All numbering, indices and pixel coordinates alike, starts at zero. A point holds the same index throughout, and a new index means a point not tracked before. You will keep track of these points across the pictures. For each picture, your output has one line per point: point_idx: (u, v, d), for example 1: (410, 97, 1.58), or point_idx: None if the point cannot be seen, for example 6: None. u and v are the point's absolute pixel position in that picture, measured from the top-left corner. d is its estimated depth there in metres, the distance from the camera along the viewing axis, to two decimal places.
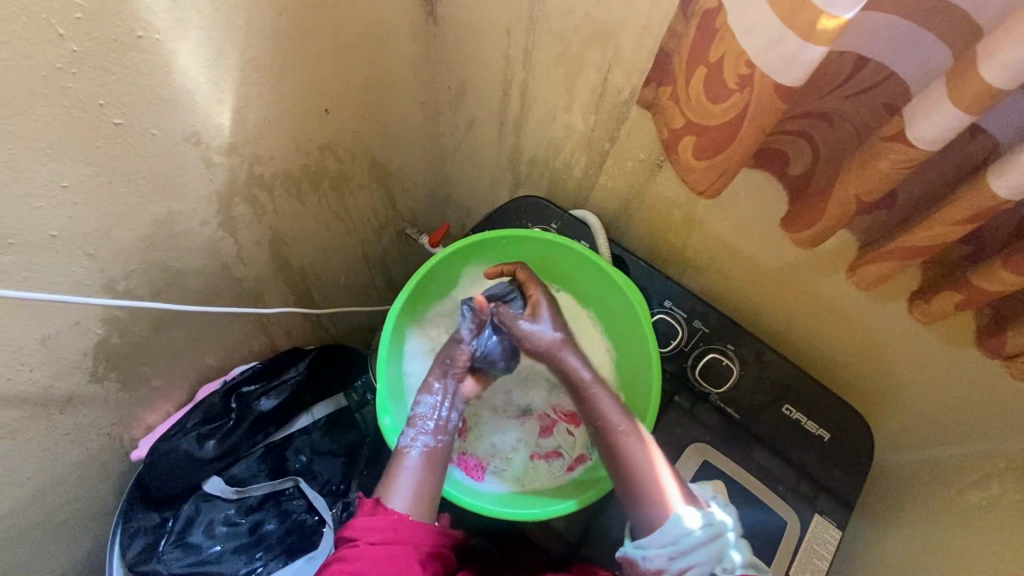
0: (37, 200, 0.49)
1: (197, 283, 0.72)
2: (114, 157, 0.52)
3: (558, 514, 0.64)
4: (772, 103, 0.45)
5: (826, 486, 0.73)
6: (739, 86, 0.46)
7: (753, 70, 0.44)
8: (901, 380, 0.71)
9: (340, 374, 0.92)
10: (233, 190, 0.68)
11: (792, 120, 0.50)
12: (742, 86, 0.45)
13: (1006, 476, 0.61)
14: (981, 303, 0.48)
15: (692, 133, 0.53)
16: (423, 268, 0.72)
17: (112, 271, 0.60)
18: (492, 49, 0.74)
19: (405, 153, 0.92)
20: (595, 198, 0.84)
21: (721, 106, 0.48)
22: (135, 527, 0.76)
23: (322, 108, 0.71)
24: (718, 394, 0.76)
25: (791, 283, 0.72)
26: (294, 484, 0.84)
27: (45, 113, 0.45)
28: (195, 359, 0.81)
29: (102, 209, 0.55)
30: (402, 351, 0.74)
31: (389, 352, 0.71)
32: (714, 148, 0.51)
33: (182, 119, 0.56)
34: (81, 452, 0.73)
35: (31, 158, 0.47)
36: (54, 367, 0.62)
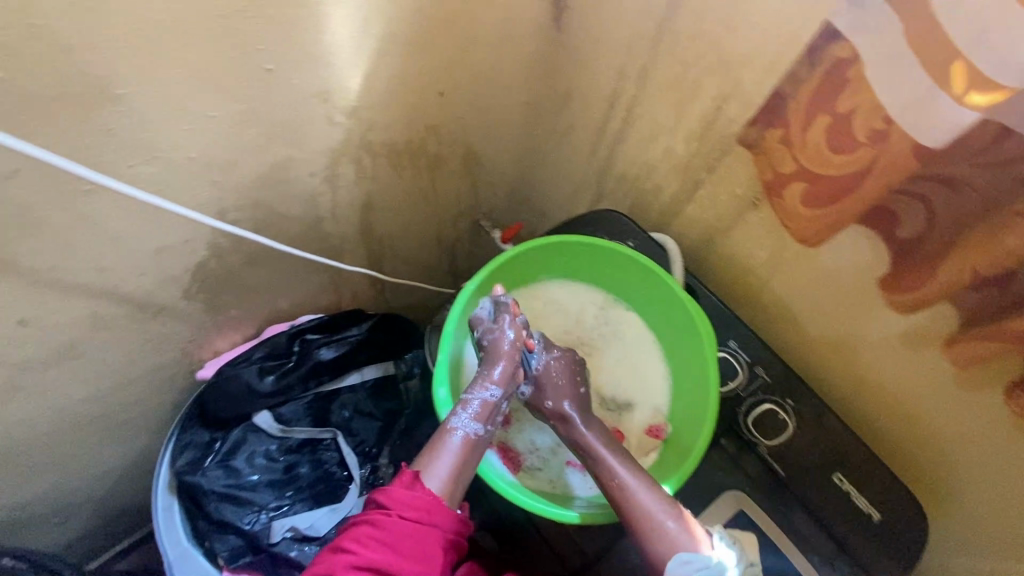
0: (187, 124, 0.54)
1: (292, 228, 0.77)
2: (257, 99, 0.57)
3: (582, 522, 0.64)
4: (905, 157, 0.53)
5: (866, 568, 0.69)
6: (870, 139, 0.54)
7: (890, 127, 0.52)
8: (978, 479, 0.66)
9: (393, 344, 0.95)
10: (344, 149, 0.72)
11: (916, 180, 0.53)
12: (873, 139, 0.54)
13: None
14: None
15: (805, 180, 0.61)
16: (500, 257, 0.75)
17: (226, 201, 0.65)
18: (609, 62, 0.76)
19: (501, 147, 0.95)
20: (676, 226, 0.84)
21: (845, 156, 0.57)
22: (189, 439, 0.82)
23: (438, 90, 0.75)
24: (767, 447, 0.73)
25: (871, 349, 0.68)
26: (333, 437, 0.88)
27: (214, 49, 0.50)
28: (271, 299, 0.86)
29: (234, 144, 0.60)
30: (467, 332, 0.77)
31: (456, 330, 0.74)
32: (827, 196, 0.61)
33: (320, 75, 0.60)
34: (157, 360, 0.79)
35: (192, 85, 0.52)
36: (158, 278, 0.68)
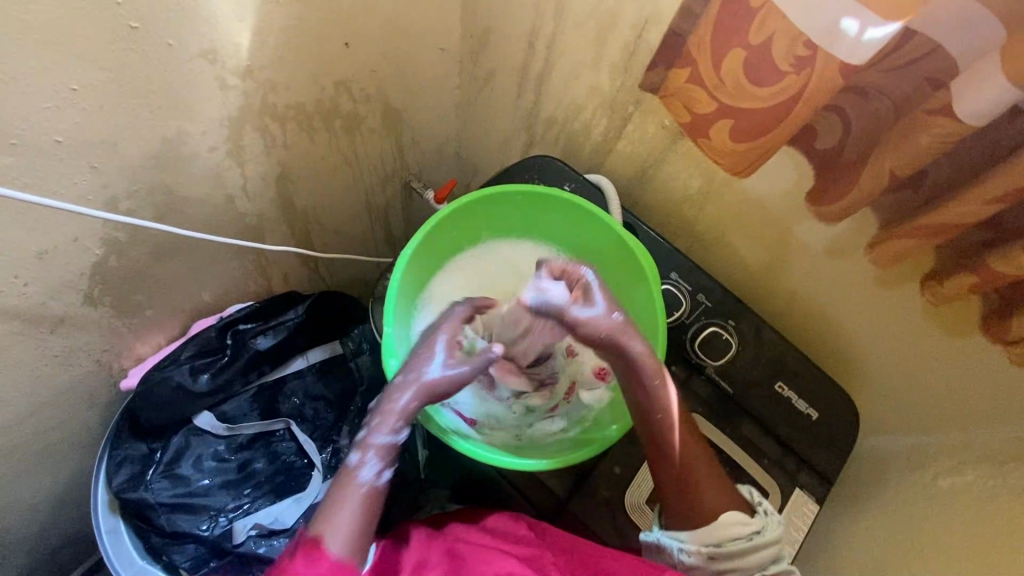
0: (24, 120, 0.46)
1: (199, 212, 0.69)
2: (130, 64, 0.50)
3: (557, 465, 0.66)
4: (830, 83, 0.43)
5: (810, 463, 0.76)
6: (794, 67, 0.44)
7: (813, 52, 0.42)
8: (906, 363, 0.71)
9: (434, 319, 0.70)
10: (245, 116, 0.65)
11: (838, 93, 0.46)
12: (798, 67, 0.44)
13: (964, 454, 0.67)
14: None
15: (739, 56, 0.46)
16: (392, 280, 0.67)
17: (115, 188, 0.58)
18: (521, 4, 0.73)
19: (421, 103, 0.90)
20: (609, 165, 0.84)
21: (768, 88, 0.46)
22: (122, 456, 0.75)
23: (341, 41, 0.68)
24: (714, 367, 0.78)
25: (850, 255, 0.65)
26: (285, 426, 0.84)
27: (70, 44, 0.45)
28: (192, 293, 0.79)
29: (98, 125, 0.51)
30: (411, 296, 0.74)
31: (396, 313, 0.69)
32: (750, 132, 0.50)
33: (200, 33, 0.53)
34: (69, 377, 0.72)
35: (31, 74, 0.44)
36: (49, 284, 0.60)
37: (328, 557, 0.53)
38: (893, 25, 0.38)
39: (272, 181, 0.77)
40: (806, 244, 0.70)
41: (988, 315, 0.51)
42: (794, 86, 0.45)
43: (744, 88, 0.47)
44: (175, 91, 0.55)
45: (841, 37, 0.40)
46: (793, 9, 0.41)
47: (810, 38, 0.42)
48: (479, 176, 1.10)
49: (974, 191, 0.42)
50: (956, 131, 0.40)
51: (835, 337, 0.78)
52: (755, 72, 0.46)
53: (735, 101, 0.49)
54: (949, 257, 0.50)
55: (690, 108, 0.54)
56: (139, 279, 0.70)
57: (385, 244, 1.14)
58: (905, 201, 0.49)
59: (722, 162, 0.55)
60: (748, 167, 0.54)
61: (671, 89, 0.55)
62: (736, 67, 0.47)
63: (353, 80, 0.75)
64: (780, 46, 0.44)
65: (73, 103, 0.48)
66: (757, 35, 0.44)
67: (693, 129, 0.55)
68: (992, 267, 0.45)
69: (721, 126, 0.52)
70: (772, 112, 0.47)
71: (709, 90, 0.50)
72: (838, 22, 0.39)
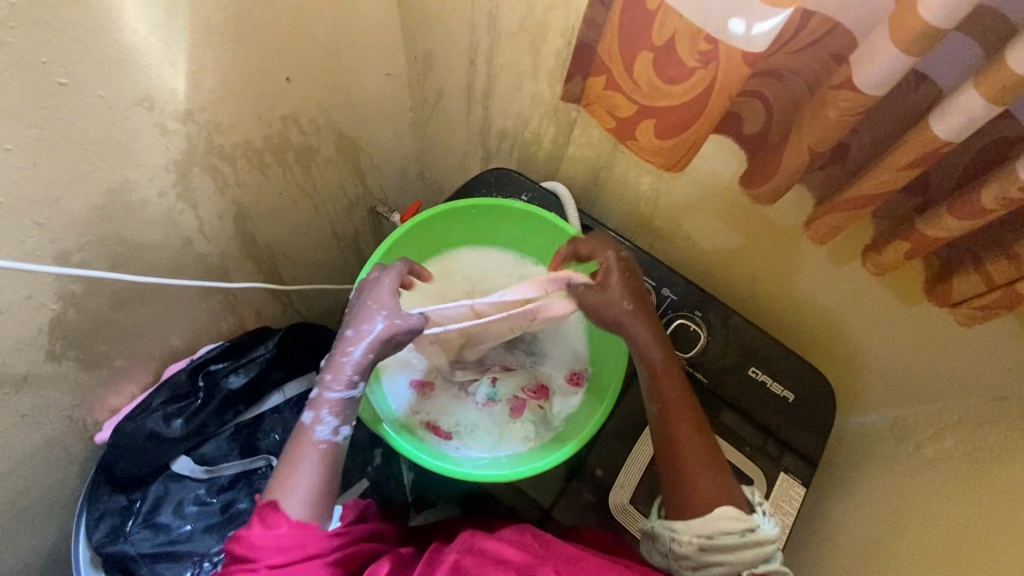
0: None
1: (157, 257, 0.70)
2: (60, 119, 0.50)
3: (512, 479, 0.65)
4: (738, 72, 0.42)
5: (791, 445, 0.76)
6: (701, 62, 0.43)
7: (715, 44, 0.41)
8: (874, 333, 0.71)
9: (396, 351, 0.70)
10: (191, 158, 0.65)
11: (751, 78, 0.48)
12: (704, 62, 0.43)
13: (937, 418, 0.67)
14: (993, 283, 0.45)
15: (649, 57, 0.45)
16: (348, 316, 0.68)
17: (64, 242, 0.58)
18: (456, 23, 0.75)
19: (375, 128, 0.91)
20: (564, 170, 0.85)
21: (681, 84, 0.45)
22: (101, 510, 0.75)
23: (282, 76, 0.69)
24: (686, 359, 0.78)
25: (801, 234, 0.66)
26: (267, 463, 0.82)
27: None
28: (161, 338, 0.79)
29: (35, 180, 0.52)
30: None
31: None
32: (673, 130, 0.49)
33: (131, 81, 0.54)
34: (40, 435, 0.71)
35: None
36: (5, 344, 0.59)
37: (285, 522, 0.55)
38: (780, 15, 0.37)
39: (229, 221, 0.77)
40: (759, 228, 0.71)
41: (930, 280, 0.53)
42: (704, 82, 0.43)
43: (657, 88, 0.47)
44: (115, 141, 0.56)
45: (736, 28, 0.39)
46: (686, 6, 0.41)
47: (709, 31, 0.41)
48: (445, 194, 1.11)
49: (889, 160, 0.42)
50: (862, 104, 0.40)
51: (804, 316, 0.78)
52: (666, 71, 0.45)
53: (654, 100, 0.48)
54: (884, 226, 0.51)
55: (613, 113, 0.53)
56: (102, 329, 0.70)
57: (358, 270, 1.14)
58: (838, 175, 0.50)
59: (654, 161, 0.53)
60: (678, 164, 0.52)
61: (592, 96, 0.55)
62: (646, 67, 0.46)
63: (301, 112, 0.76)
64: (684, 42, 0.43)
65: (9, 163, 0.49)
66: (659, 34, 0.43)
67: (620, 133, 0.54)
68: (920, 232, 0.46)
69: (644, 128, 0.51)
70: (689, 106, 0.46)
71: (627, 93, 0.50)
72: (729, 22, 0.39)
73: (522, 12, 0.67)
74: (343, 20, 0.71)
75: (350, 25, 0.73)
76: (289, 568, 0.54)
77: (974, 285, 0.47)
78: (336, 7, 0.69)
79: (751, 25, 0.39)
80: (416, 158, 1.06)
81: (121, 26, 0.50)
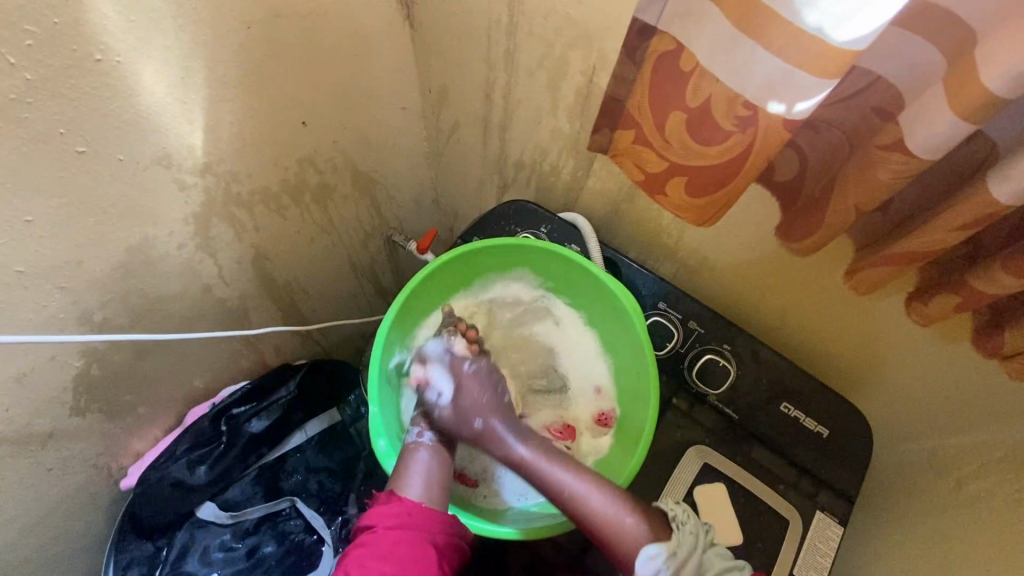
0: None
1: (178, 307, 0.69)
2: (80, 185, 0.50)
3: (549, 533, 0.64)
4: (775, 137, 0.44)
5: (828, 482, 0.73)
6: (738, 126, 0.45)
7: (753, 110, 0.43)
8: (913, 368, 0.69)
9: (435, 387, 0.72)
10: (210, 209, 0.65)
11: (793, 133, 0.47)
12: (741, 125, 0.45)
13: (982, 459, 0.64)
14: None
15: (683, 119, 0.49)
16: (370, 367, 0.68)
17: (86, 302, 0.57)
18: (472, 59, 0.74)
19: (391, 161, 0.90)
20: (584, 201, 0.84)
21: (718, 146, 0.48)
22: (129, 559, 0.75)
23: (299, 121, 0.68)
24: (715, 394, 0.76)
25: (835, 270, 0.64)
26: (290, 505, 0.83)
27: (14, 180, 0.45)
28: (182, 382, 0.78)
29: (56, 247, 0.51)
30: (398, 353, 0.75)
31: (381, 367, 0.71)
32: (708, 186, 0.52)
33: (149, 142, 0.53)
34: (67, 486, 0.70)
35: None
36: (31, 405, 0.59)
37: (406, 501, 0.63)
38: (823, 91, 0.39)
39: (248, 264, 0.77)
40: (790, 263, 0.68)
41: (980, 329, 0.51)
42: (740, 144, 0.46)
43: (691, 147, 0.50)
44: (134, 201, 0.55)
45: (776, 97, 0.41)
46: (724, 73, 0.43)
47: (747, 98, 0.43)
48: (461, 221, 1.09)
49: (944, 219, 0.42)
50: (916, 165, 0.39)
51: (836, 348, 0.76)
52: (699, 133, 0.48)
53: (688, 158, 0.51)
54: (930, 275, 0.50)
55: (642, 166, 0.58)
56: (127, 380, 0.69)
57: (376, 299, 1.13)
58: (885, 227, 0.49)
59: (684, 216, 0.58)
60: (710, 218, 0.56)
61: (620, 148, 0.59)
62: (679, 127, 0.50)
63: (318, 153, 0.75)
64: (720, 107, 0.46)
65: (29, 234, 0.48)
66: (694, 99, 0.47)
67: (649, 187, 0.59)
68: (974, 288, 0.45)
69: (676, 182, 0.55)
70: (721, 167, 0.49)
71: (658, 150, 0.54)
72: (771, 93, 0.41)
73: (542, 49, 0.65)
74: (359, 60, 0.70)
75: (365, 64, 0.71)
76: (402, 537, 0.62)
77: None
78: (351, 48, 0.68)
79: (792, 98, 0.40)
80: (432, 185, 1.04)
81: (138, 91, 0.49)
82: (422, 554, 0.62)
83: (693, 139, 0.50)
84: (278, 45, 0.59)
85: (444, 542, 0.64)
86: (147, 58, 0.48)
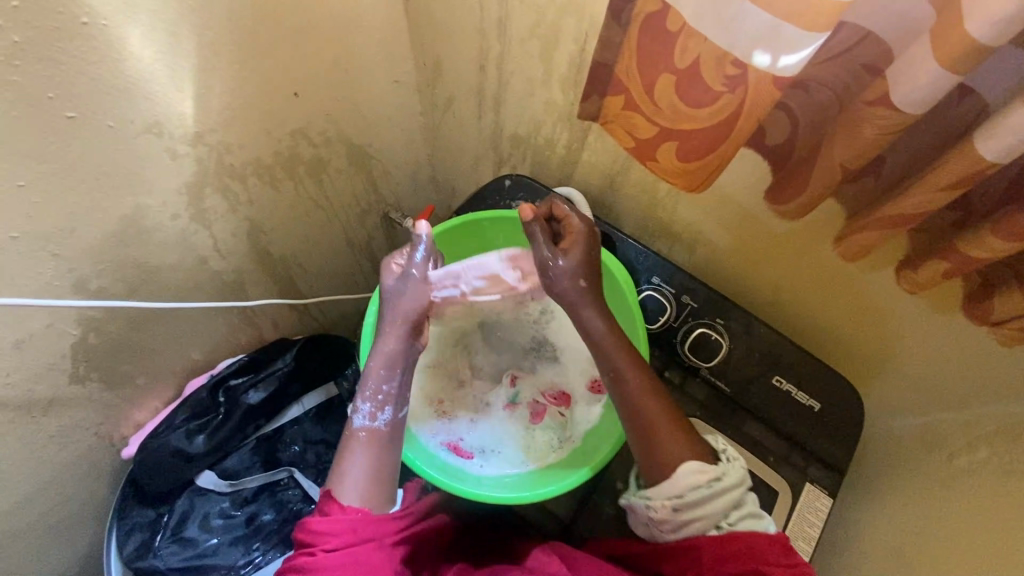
0: None
1: (174, 278, 0.70)
2: (72, 151, 0.50)
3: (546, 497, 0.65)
4: (765, 93, 0.44)
5: (818, 455, 0.73)
6: (728, 86, 0.45)
7: (743, 69, 0.43)
8: (907, 341, 0.69)
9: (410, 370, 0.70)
10: (203, 180, 0.65)
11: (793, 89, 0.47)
12: (731, 85, 0.45)
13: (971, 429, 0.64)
14: None
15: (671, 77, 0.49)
16: (362, 327, 0.70)
17: (81, 270, 0.58)
18: (465, 29, 0.73)
19: (386, 136, 0.90)
20: (579, 175, 0.83)
21: (707, 108, 0.48)
22: (131, 524, 0.77)
23: (291, 91, 0.68)
24: (708, 367, 0.77)
25: (826, 241, 0.64)
26: (289, 474, 0.85)
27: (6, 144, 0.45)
28: (181, 354, 0.79)
29: (50, 213, 0.52)
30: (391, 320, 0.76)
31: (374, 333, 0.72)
32: (697, 150, 0.52)
33: (141, 109, 0.53)
34: (70, 453, 0.71)
35: None
36: (31, 371, 0.60)
37: (348, 510, 0.59)
38: (812, 45, 0.38)
39: (244, 237, 0.77)
40: (782, 234, 0.68)
41: (968, 298, 0.52)
42: (731, 104, 0.46)
43: (681, 110, 0.50)
44: (126, 170, 0.56)
45: (765, 53, 0.41)
46: (711, 32, 0.43)
47: (736, 57, 0.43)
48: (457, 197, 1.09)
49: (932, 177, 0.42)
50: (899, 120, 0.40)
51: (829, 321, 0.76)
52: (691, 94, 0.48)
53: (678, 122, 0.51)
54: (922, 241, 0.50)
55: (633, 133, 0.58)
56: (127, 349, 0.70)
57: (373, 277, 1.13)
58: (873, 189, 0.50)
59: (678, 181, 0.58)
60: (700, 184, 0.56)
61: (609, 116, 0.59)
62: (668, 89, 0.50)
63: (311, 126, 0.75)
64: (709, 66, 0.45)
65: (21, 200, 0.49)
66: (682, 59, 0.47)
67: (639, 154, 0.59)
68: (963, 252, 0.45)
69: (667, 148, 0.55)
70: (711, 129, 0.49)
71: (647, 116, 0.54)
72: (760, 49, 0.41)
73: (534, 17, 0.65)
74: (351, 31, 0.70)
75: (356, 34, 0.71)
76: (350, 553, 0.57)
77: (1019, 304, 0.46)
78: (342, 17, 0.67)
79: (781, 53, 0.40)
80: (428, 161, 1.04)
81: (127, 55, 0.49)
82: (373, 562, 0.58)
83: (681, 101, 0.50)
84: (267, 13, 0.58)
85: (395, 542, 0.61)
86: (135, 22, 0.48)
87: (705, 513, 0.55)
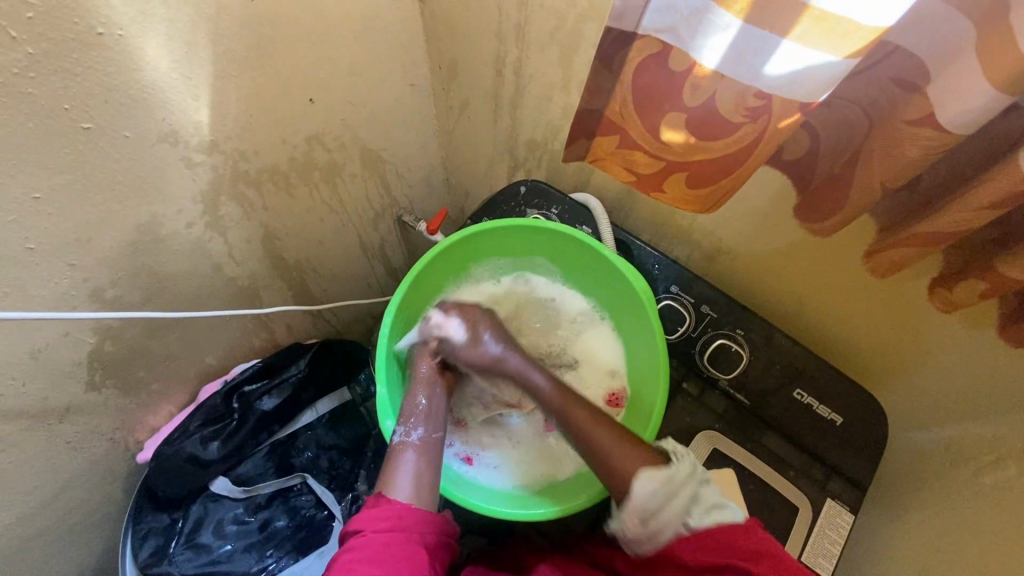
0: None
1: (188, 286, 0.69)
2: (87, 162, 0.50)
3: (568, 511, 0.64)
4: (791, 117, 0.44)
5: (840, 471, 0.72)
6: (749, 116, 0.46)
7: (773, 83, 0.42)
8: (935, 356, 0.67)
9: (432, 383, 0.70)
10: (218, 187, 0.64)
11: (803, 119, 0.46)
12: (752, 116, 0.46)
13: (1000, 447, 0.62)
14: None
15: (679, 113, 0.49)
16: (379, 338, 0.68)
17: (97, 279, 0.58)
18: (483, 33, 0.72)
19: (400, 139, 0.89)
20: (596, 180, 0.82)
21: (725, 138, 0.49)
22: (145, 530, 0.77)
23: (306, 97, 0.67)
24: (727, 379, 0.75)
25: (853, 253, 0.62)
26: (302, 480, 0.85)
27: (19, 156, 0.45)
28: (195, 359, 0.79)
29: (65, 224, 0.52)
30: (405, 332, 0.76)
31: (390, 344, 0.72)
32: (713, 177, 0.54)
33: (156, 118, 0.52)
34: (85, 459, 0.71)
35: None
36: (47, 379, 0.60)
37: (393, 503, 0.58)
38: (842, 72, 0.39)
39: (259, 243, 0.76)
40: (808, 246, 0.66)
41: (1008, 316, 0.51)
42: (751, 133, 0.47)
43: (693, 142, 0.51)
44: (142, 179, 0.55)
45: (794, 86, 0.41)
46: (733, 70, 0.42)
47: (759, 89, 0.43)
48: (471, 201, 1.08)
49: (972, 196, 0.40)
50: (945, 139, 0.39)
51: (853, 333, 0.74)
52: (706, 128, 0.49)
53: (693, 153, 0.52)
54: (957, 259, 0.49)
55: (632, 167, 0.60)
56: (142, 356, 0.70)
57: (385, 280, 1.13)
58: (906, 205, 0.49)
59: (688, 206, 0.61)
60: (714, 204, 0.59)
61: (601, 153, 0.62)
62: (678, 123, 0.51)
63: (326, 131, 0.74)
64: (726, 100, 0.46)
65: (37, 211, 0.49)
66: (694, 97, 0.47)
67: (643, 185, 0.61)
68: (1003, 274, 0.43)
69: (674, 180, 0.58)
70: (734, 154, 0.50)
71: (653, 150, 0.56)
72: (788, 79, 0.41)
73: (554, 22, 0.63)
74: (365, 34, 0.68)
75: (372, 39, 0.70)
76: (393, 537, 0.56)
77: None
78: (356, 21, 0.65)
79: (811, 82, 0.40)
80: (442, 163, 1.03)
81: (143, 65, 0.48)
82: (413, 557, 0.55)
83: (692, 133, 0.51)
84: (283, 19, 0.57)
85: (440, 545, 0.59)
86: (151, 31, 0.47)
87: (671, 515, 0.54)
